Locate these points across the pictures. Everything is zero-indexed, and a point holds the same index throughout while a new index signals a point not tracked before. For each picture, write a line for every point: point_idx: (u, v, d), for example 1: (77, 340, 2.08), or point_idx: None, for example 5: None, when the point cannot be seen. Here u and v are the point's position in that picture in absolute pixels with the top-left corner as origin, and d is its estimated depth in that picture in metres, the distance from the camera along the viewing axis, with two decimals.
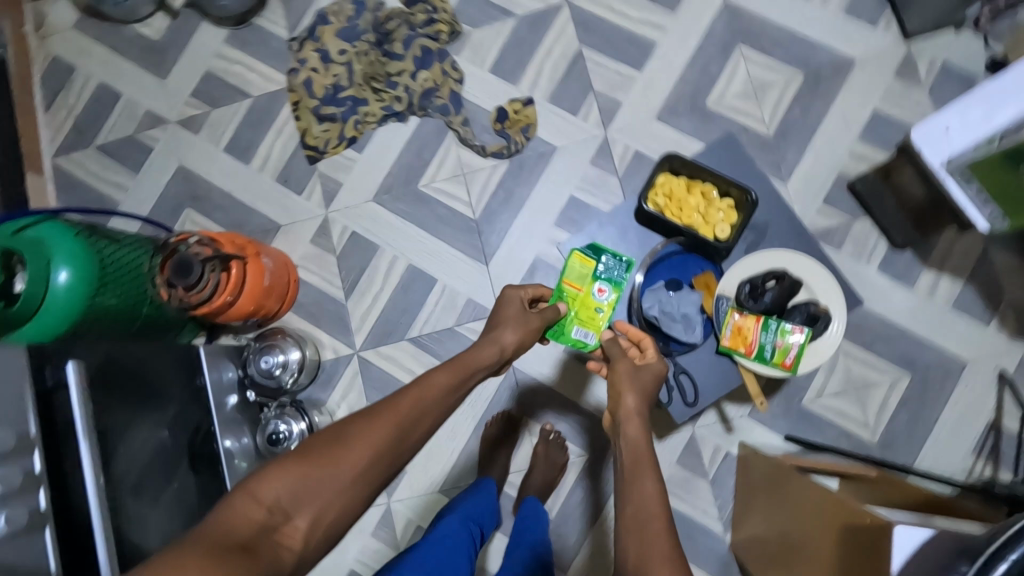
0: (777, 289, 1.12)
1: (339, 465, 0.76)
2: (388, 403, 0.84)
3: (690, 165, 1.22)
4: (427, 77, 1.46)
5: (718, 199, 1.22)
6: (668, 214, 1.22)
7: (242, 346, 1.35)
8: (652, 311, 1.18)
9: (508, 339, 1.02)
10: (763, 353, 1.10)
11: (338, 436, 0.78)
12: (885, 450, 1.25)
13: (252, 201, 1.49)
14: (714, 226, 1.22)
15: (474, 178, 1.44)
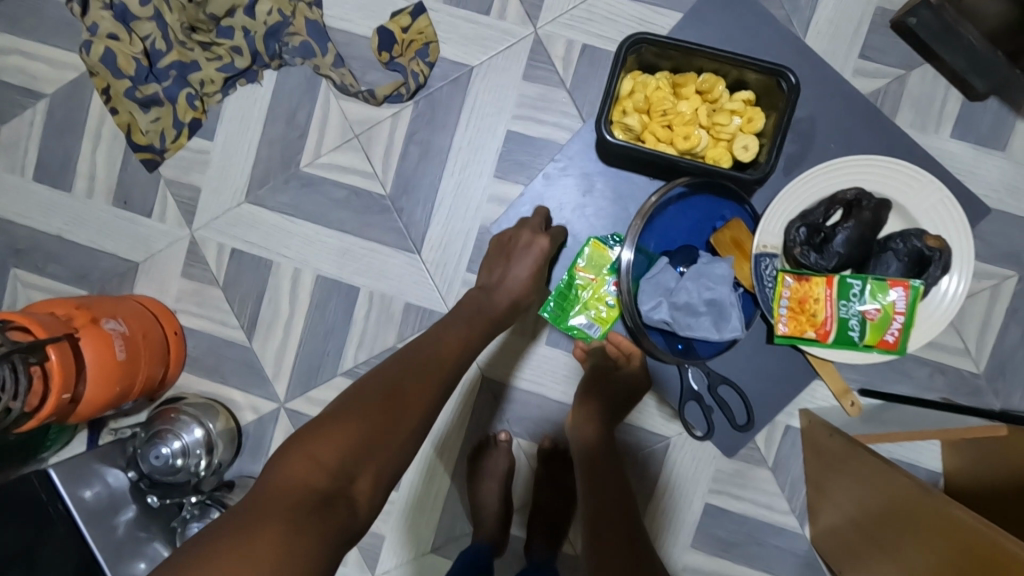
0: (852, 230, 0.83)
1: (404, 415, 0.59)
2: (427, 347, 0.68)
3: (673, 50, 0.81)
4: (270, 9, 1.01)
5: (727, 98, 0.83)
6: (657, 136, 0.83)
7: (130, 439, 1.01)
8: (661, 314, 0.86)
9: (529, 272, 0.85)
10: (851, 331, 0.84)
11: (392, 385, 0.61)
12: (996, 380, 0.92)
13: (91, 240, 1.10)
14: (730, 141, 0.83)
15: (373, 138, 1.03)
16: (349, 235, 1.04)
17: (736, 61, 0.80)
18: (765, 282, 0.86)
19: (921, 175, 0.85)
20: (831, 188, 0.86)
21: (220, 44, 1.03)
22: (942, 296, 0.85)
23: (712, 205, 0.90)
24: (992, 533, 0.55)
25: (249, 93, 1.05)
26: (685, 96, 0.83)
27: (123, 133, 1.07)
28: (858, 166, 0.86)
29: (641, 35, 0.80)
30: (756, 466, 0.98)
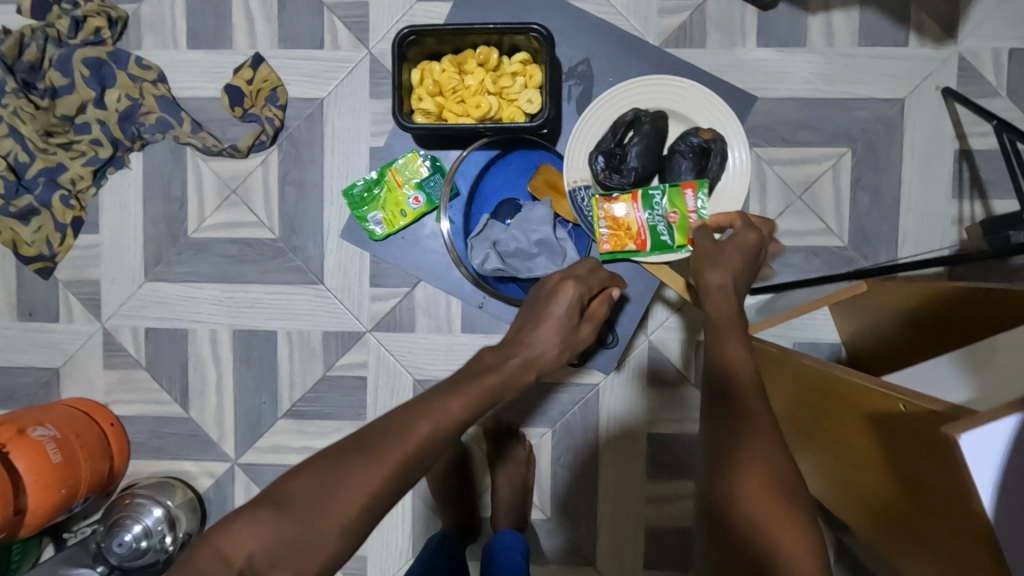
0: (639, 143, 0.89)
1: (333, 519, 0.51)
2: (404, 420, 0.56)
3: (442, 35, 0.88)
4: (118, 96, 1.06)
5: (504, 63, 0.90)
6: (451, 115, 0.90)
7: (91, 536, 1.03)
8: (490, 262, 0.94)
9: (543, 341, 0.72)
10: (662, 237, 0.88)
11: (335, 473, 0.52)
12: (860, 246, 1.01)
13: (7, 360, 1.11)
14: (518, 99, 0.90)
15: (250, 189, 1.08)
16: (253, 284, 1.08)
17: (493, 29, 0.87)
18: (584, 212, 0.93)
19: (682, 83, 0.92)
20: (614, 116, 0.93)
21: (79, 140, 1.06)
22: (738, 178, 0.92)
23: (525, 157, 1.00)
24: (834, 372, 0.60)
25: (121, 179, 1.09)
26: (468, 72, 0.90)
27: (11, 250, 1.09)
28: (628, 93, 0.93)
29: (408, 29, 0.85)
30: (681, 386, 1.05)
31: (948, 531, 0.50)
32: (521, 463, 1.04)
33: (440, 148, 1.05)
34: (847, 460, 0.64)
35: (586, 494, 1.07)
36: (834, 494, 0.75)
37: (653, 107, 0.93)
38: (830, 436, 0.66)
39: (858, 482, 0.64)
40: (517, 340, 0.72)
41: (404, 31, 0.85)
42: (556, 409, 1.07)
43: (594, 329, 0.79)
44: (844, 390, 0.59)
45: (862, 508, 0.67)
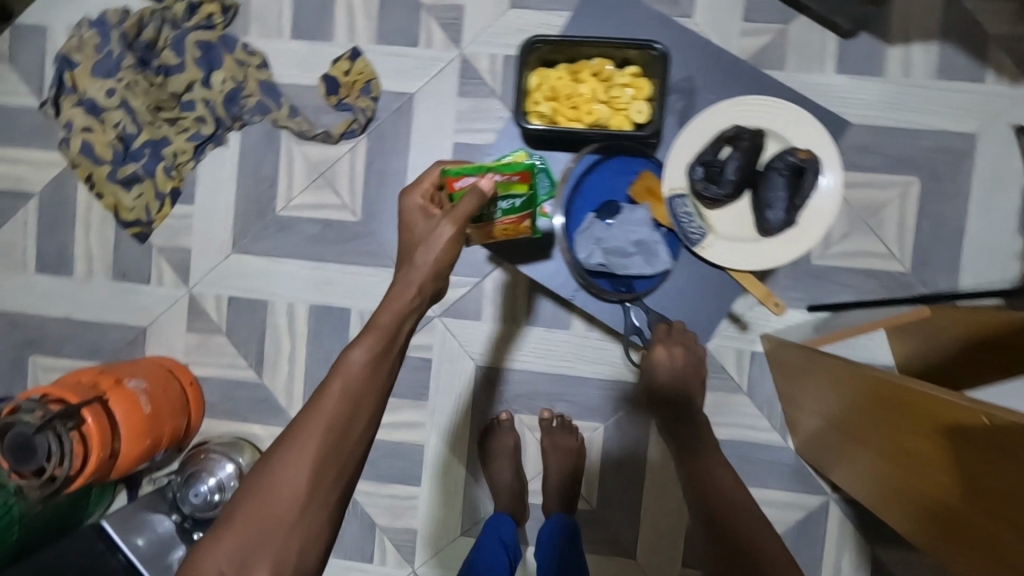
0: (737, 157, 0.94)
1: (277, 499, 0.64)
2: (312, 402, 0.67)
3: (561, 45, 0.94)
4: (224, 78, 1.13)
5: (617, 74, 0.95)
6: (563, 119, 0.95)
7: (168, 485, 1.10)
8: (595, 259, 1.01)
9: (421, 267, 0.74)
10: (514, 205, 0.90)
11: (269, 472, 0.65)
12: (922, 273, 1.04)
13: (99, 316, 1.19)
14: (627, 109, 0.94)
15: (337, 173, 1.14)
16: (331, 262, 1.15)
17: (614, 41, 0.92)
18: (680, 218, 0.98)
19: (785, 104, 0.95)
20: (717, 129, 0.97)
21: (184, 117, 1.14)
22: (829, 203, 0.94)
23: (627, 162, 1.03)
24: (907, 384, 0.67)
25: (219, 155, 1.16)
26: (583, 80, 0.95)
27: (112, 214, 1.18)
28: (735, 107, 0.97)
29: (530, 38, 0.93)
30: (732, 393, 1.09)
31: (1004, 533, 0.54)
32: (574, 451, 1.09)
33: (547, 148, 1.05)
34: (904, 463, 0.70)
35: (631, 489, 1.11)
36: (884, 495, 0.81)
37: (754, 122, 0.96)
38: (892, 441, 0.72)
39: (912, 487, 0.70)
40: (406, 243, 0.79)
41: (530, 42, 0.93)
42: (608, 404, 1.12)
43: (451, 224, 0.77)
44: (914, 399, 0.65)
45: (911, 511, 0.73)
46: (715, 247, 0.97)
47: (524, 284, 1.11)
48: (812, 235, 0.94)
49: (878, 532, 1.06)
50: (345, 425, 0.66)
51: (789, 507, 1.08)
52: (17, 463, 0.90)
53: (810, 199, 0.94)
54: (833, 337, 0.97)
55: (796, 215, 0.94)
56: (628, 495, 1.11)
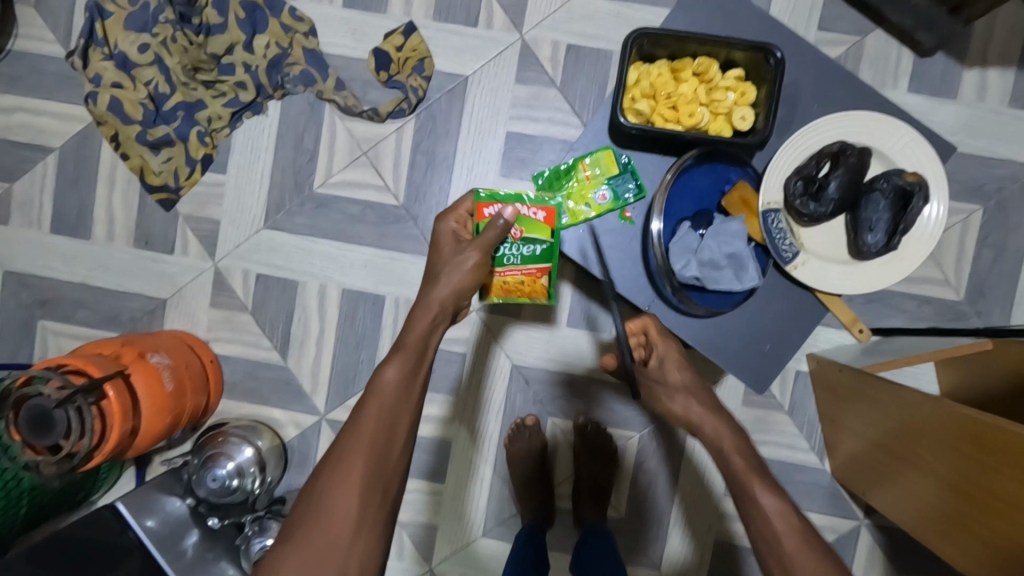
0: (841, 174, 0.89)
1: (330, 523, 0.63)
2: (353, 422, 0.68)
3: (665, 40, 0.90)
4: (268, 43, 1.07)
5: (720, 76, 0.91)
6: (661, 120, 0.90)
7: (183, 467, 1.05)
8: (690, 272, 0.90)
9: (442, 289, 0.77)
10: (535, 251, 0.87)
11: (319, 498, 0.64)
12: (977, 303, 1.02)
13: (117, 283, 1.13)
14: (728, 114, 0.91)
15: (381, 153, 1.09)
16: (368, 246, 1.10)
17: (724, 41, 0.88)
18: (774, 233, 0.92)
19: (892, 121, 0.91)
20: (818, 144, 0.92)
21: (223, 81, 1.08)
22: (925, 232, 0.92)
23: (720, 169, 0.94)
24: (1001, 423, 0.66)
25: (257, 124, 1.10)
26: (683, 79, 0.91)
27: (137, 176, 1.11)
28: (836, 123, 0.92)
29: (636, 31, 0.88)
30: (773, 411, 1.06)
31: None
32: (609, 458, 1.07)
33: (634, 149, 0.97)
34: (973, 500, 0.70)
35: (662, 501, 1.09)
36: (924, 523, 0.81)
37: (854, 139, 0.92)
38: (960, 475, 0.72)
39: (974, 522, 0.70)
40: (431, 271, 0.81)
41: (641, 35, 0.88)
42: (646, 413, 1.09)
43: (477, 249, 0.79)
44: (1005, 440, 0.65)
45: (962, 544, 0.73)
46: (807, 266, 0.93)
47: (570, 283, 1.08)
48: (903, 265, 0.92)
49: (908, 560, 1.05)
50: (387, 441, 0.67)
51: (820, 529, 1.07)
52: (32, 436, 0.84)
53: (909, 227, 0.91)
54: (884, 364, 0.91)
55: (897, 239, 0.90)
56: (658, 507, 1.09)
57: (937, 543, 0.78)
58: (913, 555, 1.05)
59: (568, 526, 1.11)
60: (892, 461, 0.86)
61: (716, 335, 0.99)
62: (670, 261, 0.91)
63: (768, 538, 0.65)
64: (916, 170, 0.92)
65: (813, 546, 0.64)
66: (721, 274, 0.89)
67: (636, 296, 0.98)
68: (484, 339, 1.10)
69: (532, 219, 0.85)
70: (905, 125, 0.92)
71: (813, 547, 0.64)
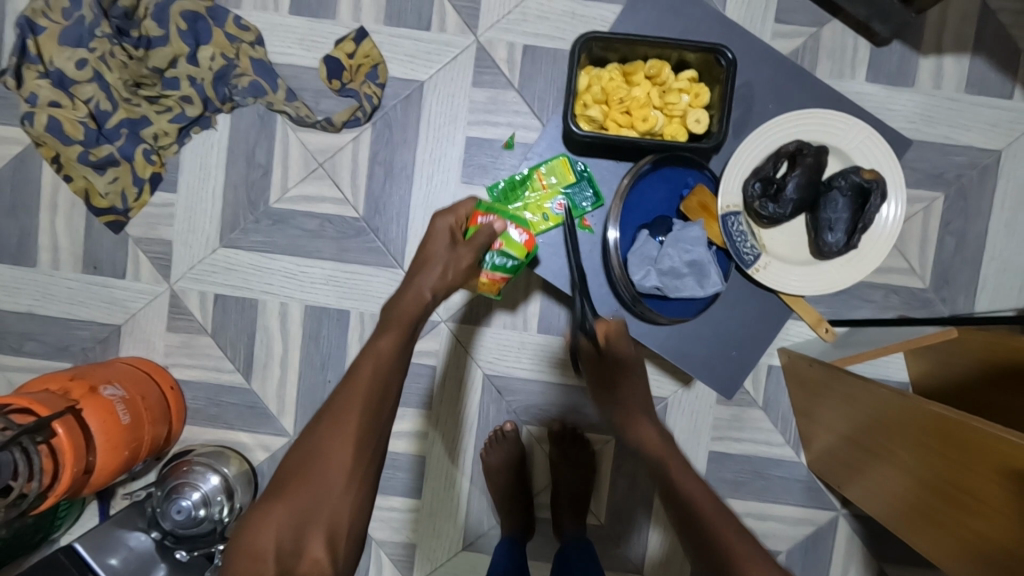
0: (799, 174, 0.88)
1: (323, 473, 0.63)
2: (346, 380, 0.69)
3: (618, 43, 0.88)
4: (213, 54, 1.02)
5: (674, 78, 0.89)
6: (613, 124, 0.88)
7: (146, 500, 1.00)
8: (650, 282, 0.89)
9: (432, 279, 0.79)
10: (506, 265, 0.86)
11: (312, 449, 0.65)
12: (941, 291, 1.03)
13: (66, 312, 1.08)
14: (683, 117, 0.89)
15: (338, 164, 1.05)
16: (329, 260, 1.06)
17: (677, 41, 0.86)
18: (735, 238, 0.91)
19: (847, 117, 0.91)
20: (776, 143, 0.91)
21: (167, 96, 1.03)
22: (887, 228, 0.91)
23: (677, 174, 0.93)
24: (975, 422, 0.64)
25: (206, 139, 1.06)
26: (636, 83, 0.89)
27: (82, 199, 1.06)
28: (792, 122, 0.91)
29: (586, 36, 0.86)
30: (748, 407, 1.06)
31: None
32: (586, 465, 1.06)
33: (590, 155, 0.96)
34: (951, 499, 0.69)
35: (642, 503, 1.08)
36: (901, 515, 0.81)
37: (813, 138, 0.92)
38: (936, 473, 0.71)
39: (952, 520, 0.69)
40: (419, 257, 0.83)
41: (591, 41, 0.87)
42: None
43: (471, 250, 0.81)
44: (980, 439, 0.63)
45: (935, 530, 0.73)
46: (770, 268, 0.92)
47: (538, 291, 1.06)
48: (868, 263, 0.92)
49: (887, 550, 1.06)
50: (381, 402, 0.68)
51: (799, 523, 1.07)
52: None
53: (870, 227, 0.91)
54: (855, 358, 0.92)
55: (857, 237, 0.90)
56: (639, 510, 1.08)
57: (916, 536, 0.77)
58: (892, 544, 1.06)
59: (548, 534, 1.10)
60: (867, 450, 0.85)
61: (684, 339, 1.00)
62: (628, 270, 0.90)
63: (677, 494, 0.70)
64: (873, 166, 0.91)
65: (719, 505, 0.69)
66: (678, 282, 0.89)
67: (602, 303, 0.96)
68: (455, 351, 1.07)
69: (514, 240, 0.85)
70: (862, 121, 0.91)
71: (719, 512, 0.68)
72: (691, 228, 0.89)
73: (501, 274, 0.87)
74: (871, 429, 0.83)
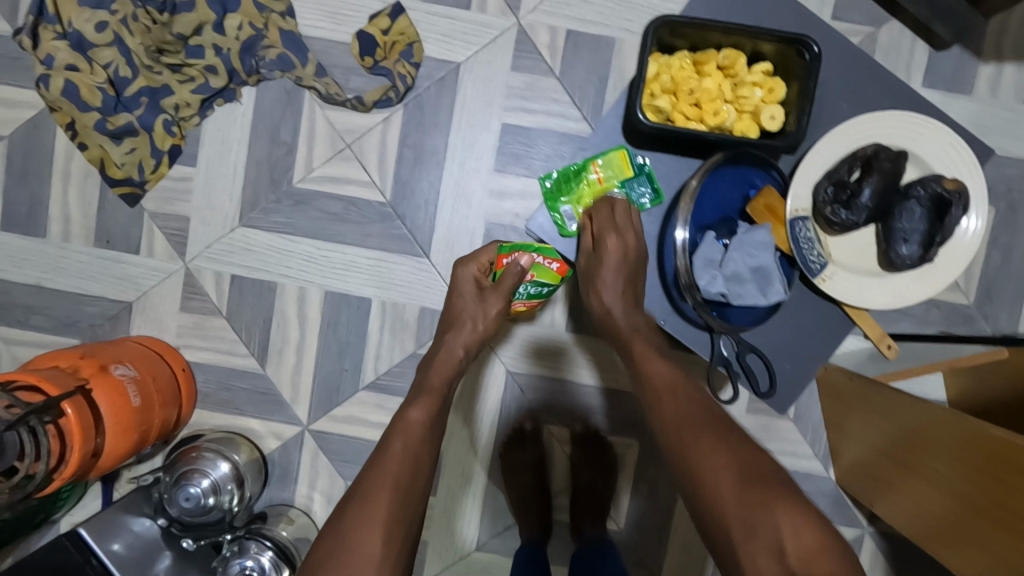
0: (875, 180, 0.84)
1: (352, 563, 0.60)
2: (375, 460, 0.68)
3: (690, 29, 0.84)
4: (240, 23, 0.97)
5: (746, 71, 0.85)
6: (680, 117, 0.85)
7: (152, 484, 0.96)
8: (715, 289, 0.84)
9: (463, 340, 0.84)
10: (541, 292, 0.91)
11: (340, 543, 0.61)
12: (985, 307, 0.99)
13: (75, 286, 1.04)
14: (755, 112, 0.85)
15: (366, 146, 1.01)
16: (353, 247, 1.02)
17: (754, 30, 0.82)
18: (802, 244, 0.87)
19: (930, 121, 0.86)
20: (851, 146, 0.87)
21: (190, 64, 0.98)
22: (963, 243, 0.86)
23: (742, 174, 0.89)
24: None
25: (228, 113, 1.01)
26: (706, 73, 0.86)
27: (97, 169, 1.02)
28: (869, 123, 0.87)
29: (659, 19, 0.82)
30: (779, 418, 1.03)
31: None
32: (607, 468, 1.04)
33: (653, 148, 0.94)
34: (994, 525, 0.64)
35: (662, 511, 1.05)
36: (935, 534, 0.77)
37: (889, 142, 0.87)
38: (983, 494, 0.66)
39: (992, 545, 0.65)
40: (449, 313, 0.89)
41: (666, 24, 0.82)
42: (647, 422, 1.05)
43: (499, 297, 0.86)
44: None
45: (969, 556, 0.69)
46: (835, 279, 0.88)
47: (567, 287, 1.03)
48: (940, 279, 0.87)
49: (911, 570, 1.03)
50: (411, 485, 0.67)
51: None
52: None
53: (948, 242, 0.86)
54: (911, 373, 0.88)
55: (934, 250, 0.85)
56: (658, 518, 1.05)
57: (950, 556, 0.73)
58: (917, 564, 1.03)
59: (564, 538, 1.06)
60: (905, 472, 0.81)
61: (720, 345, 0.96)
62: (693, 274, 0.85)
63: (694, 459, 0.65)
64: (955, 175, 0.86)
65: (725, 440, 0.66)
66: (745, 289, 0.83)
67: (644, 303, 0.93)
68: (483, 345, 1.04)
69: (546, 269, 0.89)
70: (943, 127, 0.87)
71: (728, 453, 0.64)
72: (757, 231, 0.83)
73: (536, 301, 0.93)
74: (912, 446, 0.79)
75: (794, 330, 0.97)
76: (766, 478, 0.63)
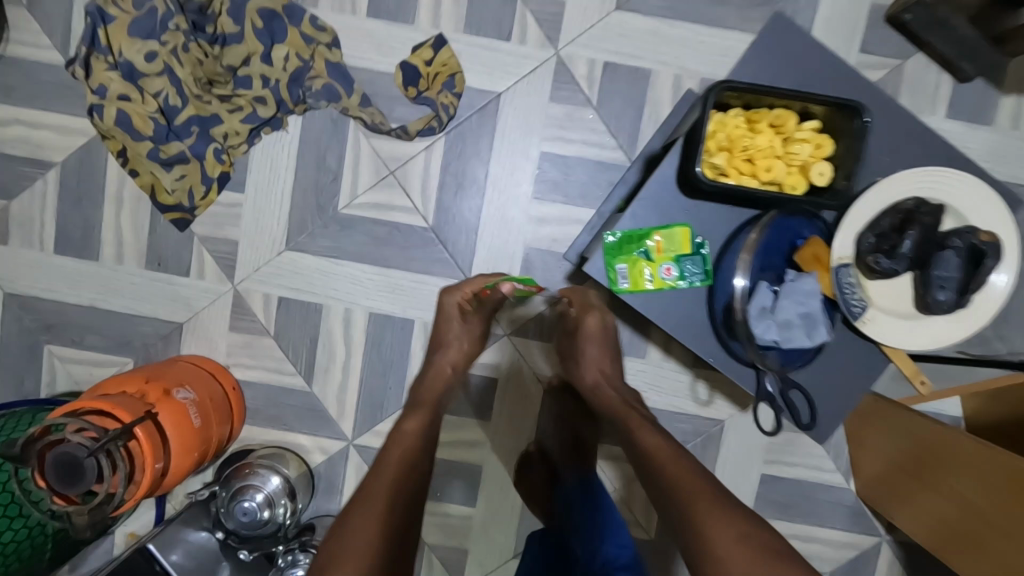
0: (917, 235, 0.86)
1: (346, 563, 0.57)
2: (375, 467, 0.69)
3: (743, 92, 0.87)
4: (287, 55, 1.01)
5: (796, 128, 0.89)
6: (737, 175, 0.88)
7: (211, 499, 1.02)
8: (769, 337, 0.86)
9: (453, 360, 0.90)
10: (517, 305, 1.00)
11: (336, 545, 0.59)
12: None
13: (127, 307, 1.08)
14: (805, 168, 0.89)
15: (409, 173, 1.04)
16: (396, 270, 1.06)
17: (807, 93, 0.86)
18: (845, 290, 0.89)
19: (965, 177, 0.88)
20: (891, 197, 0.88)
21: (239, 94, 1.02)
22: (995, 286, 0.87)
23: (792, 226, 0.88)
24: None
25: (276, 140, 1.04)
26: (758, 130, 0.89)
27: (147, 194, 1.05)
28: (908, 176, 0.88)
29: (721, 82, 0.86)
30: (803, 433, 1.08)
31: None
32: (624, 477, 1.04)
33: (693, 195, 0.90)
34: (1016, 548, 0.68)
35: None
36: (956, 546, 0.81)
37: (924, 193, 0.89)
38: (1010, 520, 0.69)
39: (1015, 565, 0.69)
40: (438, 332, 0.92)
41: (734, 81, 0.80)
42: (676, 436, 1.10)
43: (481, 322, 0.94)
44: None
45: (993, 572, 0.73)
46: (875, 322, 0.90)
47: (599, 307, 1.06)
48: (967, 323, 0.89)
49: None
50: (408, 484, 0.67)
51: (843, 546, 1.10)
52: (64, 485, 0.80)
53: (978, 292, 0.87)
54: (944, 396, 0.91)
55: (968, 297, 0.86)
56: None
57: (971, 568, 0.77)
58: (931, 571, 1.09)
59: None
60: (931, 488, 0.85)
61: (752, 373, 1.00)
62: (750, 321, 0.86)
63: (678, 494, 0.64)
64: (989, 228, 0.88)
65: (727, 509, 0.61)
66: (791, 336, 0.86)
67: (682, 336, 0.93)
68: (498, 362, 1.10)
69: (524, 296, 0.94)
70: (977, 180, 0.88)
71: (736, 518, 0.59)
72: (803, 278, 0.87)
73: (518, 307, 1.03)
74: (928, 464, 0.86)
75: (845, 373, 0.95)
76: (775, 550, 0.57)
